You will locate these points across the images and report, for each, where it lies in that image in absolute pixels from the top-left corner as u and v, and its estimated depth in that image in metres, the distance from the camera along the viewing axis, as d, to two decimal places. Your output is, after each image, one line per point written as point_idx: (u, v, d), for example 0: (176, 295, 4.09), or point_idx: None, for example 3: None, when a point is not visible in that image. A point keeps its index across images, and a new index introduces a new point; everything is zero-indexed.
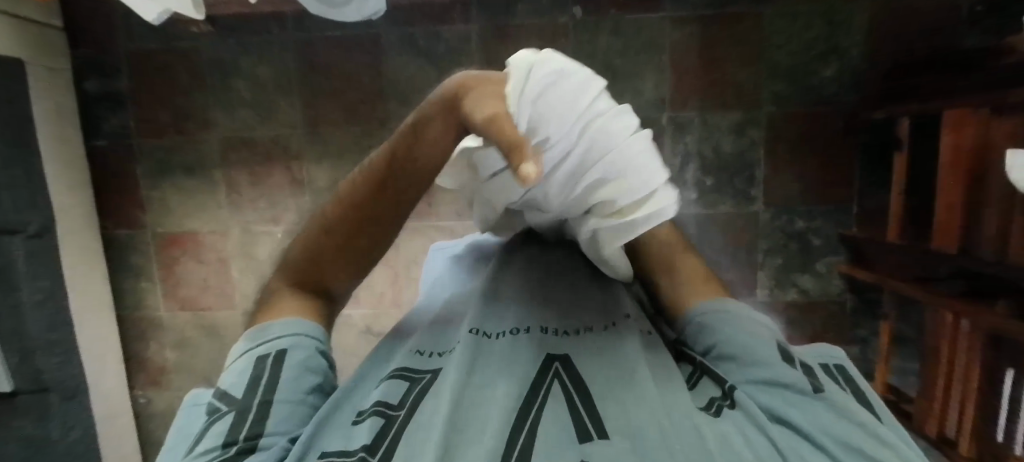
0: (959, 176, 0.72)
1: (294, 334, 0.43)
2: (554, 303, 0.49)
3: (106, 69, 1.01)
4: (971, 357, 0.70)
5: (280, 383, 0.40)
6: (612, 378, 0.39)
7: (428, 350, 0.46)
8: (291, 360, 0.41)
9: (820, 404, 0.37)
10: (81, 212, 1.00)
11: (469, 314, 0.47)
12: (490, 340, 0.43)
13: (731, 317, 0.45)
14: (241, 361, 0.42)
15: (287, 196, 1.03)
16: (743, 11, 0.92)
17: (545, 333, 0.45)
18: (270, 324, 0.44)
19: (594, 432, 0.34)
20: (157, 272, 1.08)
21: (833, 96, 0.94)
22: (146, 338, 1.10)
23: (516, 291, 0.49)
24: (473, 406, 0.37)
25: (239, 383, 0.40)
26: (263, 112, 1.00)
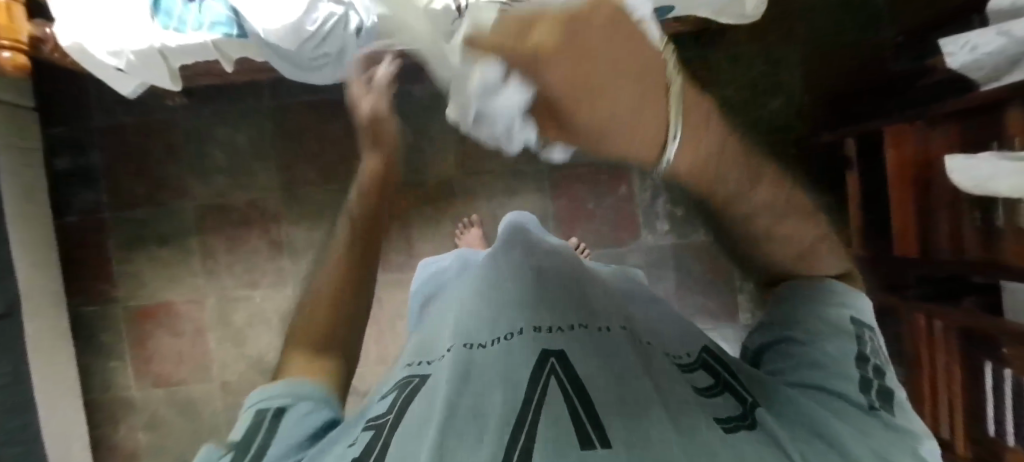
0: (907, 185, 0.78)
1: (298, 389, 0.39)
2: (544, 304, 0.46)
3: (78, 146, 1.00)
4: (950, 356, 0.73)
5: (277, 435, 0.36)
6: (611, 379, 0.35)
7: (420, 358, 0.45)
8: (293, 414, 0.37)
9: (875, 422, 0.32)
10: (49, 293, 0.95)
11: (458, 327, 0.46)
12: (482, 350, 0.41)
13: (820, 301, 0.40)
14: (244, 418, 0.38)
15: (264, 259, 1.01)
16: (692, 55, 1.01)
17: (537, 332, 0.41)
18: (276, 381, 0.41)
19: (596, 439, 0.29)
20: (129, 350, 1.02)
21: (783, 126, 1.01)
22: (115, 423, 1.02)
23: (509, 299, 0.47)
24: (466, 416, 0.32)
25: (239, 436, 0.36)
26: (239, 178, 1.01)
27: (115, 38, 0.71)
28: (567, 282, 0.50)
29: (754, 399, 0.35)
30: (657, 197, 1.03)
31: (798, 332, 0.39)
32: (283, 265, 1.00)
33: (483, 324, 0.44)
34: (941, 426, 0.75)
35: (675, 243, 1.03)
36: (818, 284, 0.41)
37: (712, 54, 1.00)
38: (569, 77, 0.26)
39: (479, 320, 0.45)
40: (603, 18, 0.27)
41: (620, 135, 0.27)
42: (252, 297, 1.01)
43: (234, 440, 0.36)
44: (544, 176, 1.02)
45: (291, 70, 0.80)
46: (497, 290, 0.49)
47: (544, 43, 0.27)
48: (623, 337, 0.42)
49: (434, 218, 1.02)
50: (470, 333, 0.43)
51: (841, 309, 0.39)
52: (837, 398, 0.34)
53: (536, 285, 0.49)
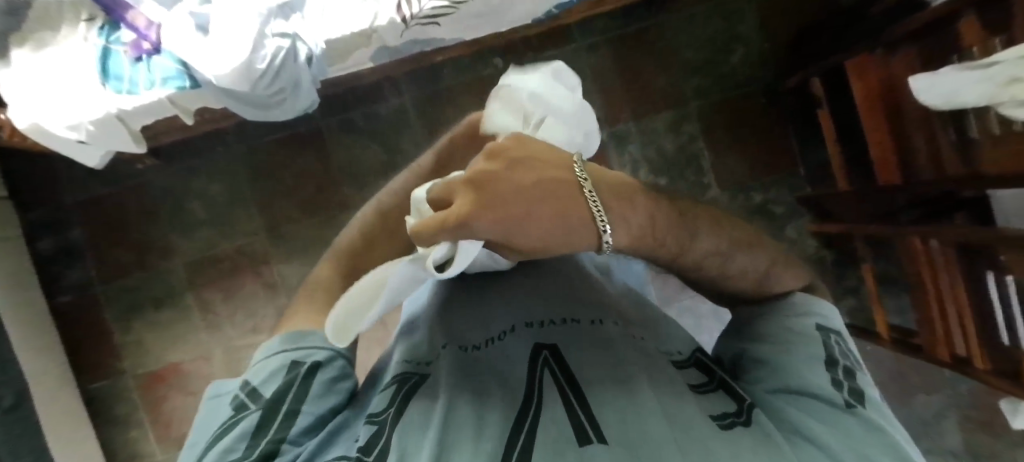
0: (876, 112, 0.76)
1: (334, 349, 0.38)
2: (539, 291, 0.45)
3: (57, 226, 1.00)
4: (953, 275, 0.73)
5: (309, 397, 0.34)
6: (609, 373, 0.35)
7: (418, 356, 0.42)
8: (324, 376, 0.36)
9: (849, 420, 0.31)
10: (56, 375, 0.95)
11: (439, 326, 0.44)
12: (477, 349, 0.40)
13: (786, 315, 0.40)
14: (273, 365, 0.36)
15: (263, 302, 1.01)
16: (645, 25, 1.00)
17: (530, 327, 0.41)
18: (311, 332, 0.39)
19: (593, 435, 0.29)
20: (146, 417, 1.02)
21: (748, 78, 1.01)
22: None
23: (500, 295, 0.45)
24: (463, 411, 0.33)
25: (271, 383, 0.35)
26: (222, 227, 1.00)
27: (70, 110, 0.71)
28: (556, 272, 0.48)
29: (732, 404, 0.33)
30: (638, 169, 1.02)
31: (765, 338, 0.39)
32: (281, 304, 1.00)
33: (474, 319, 0.43)
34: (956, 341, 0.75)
35: None
36: (788, 302, 0.41)
37: (666, 20, 1.00)
38: (494, 230, 0.26)
39: (472, 319, 0.43)
40: (510, 168, 0.28)
41: (556, 239, 0.29)
42: (257, 342, 1.01)
43: (260, 395, 0.34)
44: None
45: (253, 112, 0.78)
46: (483, 286, 0.46)
47: (437, 202, 0.27)
48: (620, 330, 0.41)
49: None
50: (460, 331, 0.43)
51: (806, 319, 0.39)
52: (813, 395, 0.33)
53: (534, 271, 0.47)
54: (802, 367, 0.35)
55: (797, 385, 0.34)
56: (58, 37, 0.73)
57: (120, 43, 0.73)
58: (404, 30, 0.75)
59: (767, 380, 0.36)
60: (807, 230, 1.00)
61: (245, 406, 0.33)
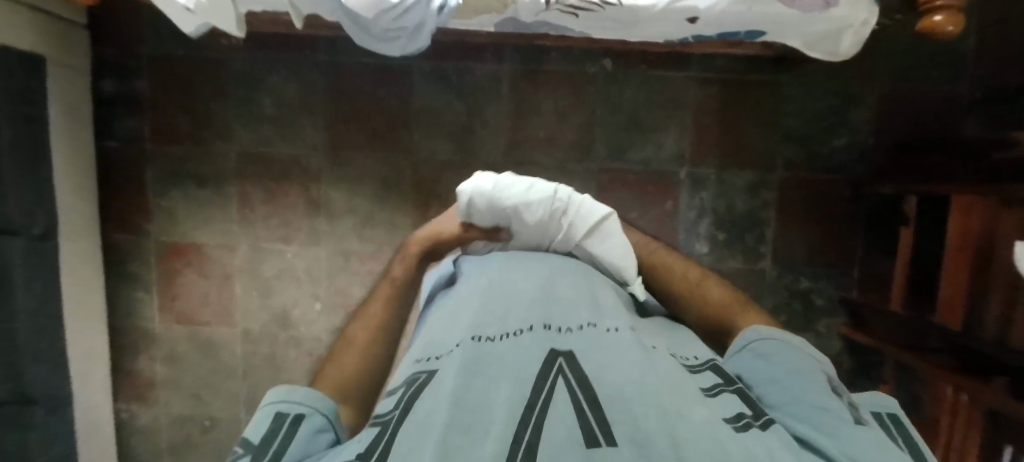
0: (964, 257, 0.76)
1: (315, 403, 0.40)
2: (555, 307, 0.47)
3: (124, 71, 0.97)
4: (972, 432, 0.73)
5: (293, 443, 0.36)
6: (620, 374, 0.35)
7: (429, 354, 0.43)
8: (309, 426, 0.38)
9: (856, 429, 0.34)
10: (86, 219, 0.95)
11: (463, 323, 0.45)
12: (490, 343, 0.41)
13: (783, 343, 0.43)
14: (262, 419, 0.38)
15: (300, 216, 1.01)
16: (763, 78, 0.97)
17: (547, 330, 0.42)
18: (293, 389, 0.41)
19: (603, 439, 0.28)
20: (156, 283, 1.03)
21: (840, 166, 0.99)
22: (134, 351, 1.04)
23: (525, 300, 0.48)
24: (469, 409, 0.32)
25: (256, 436, 0.36)
26: (284, 130, 0.99)
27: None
28: (584, 297, 0.50)
29: (745, 413, 0.35)
30: (701, 218, 1.01)
31: (771, 366, 0.41)
32: (319, 225, 1.01)
33: (494, 318, 0.45)
34: None
35: (710, 266, 1.02)
36: (791, 342, 0.43)
37: (784, 80, 0.97)
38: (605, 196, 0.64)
39: (493, 317, 0.45)
40: None
41: None
42: (284, 252, 1.02)
43: (246, 443, 0.36)
44: (592, 175, 1.00)
45: (367, 41, 0.76)
46: (510, 295, 0.49)
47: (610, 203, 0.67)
48: (627, 337, 0.42)
49: None
50: (473, 326, 0.44)
51: (803, 351, 0.42)
52: (824, 409, 0.35)
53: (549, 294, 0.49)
54: (808, 392, 0.37)
55: (811, 403, 0.36)
56: None
57: None
58: (542, 11, 0.72)
59: (781, 400, 0.37)
60: (837, 332, 1.01)
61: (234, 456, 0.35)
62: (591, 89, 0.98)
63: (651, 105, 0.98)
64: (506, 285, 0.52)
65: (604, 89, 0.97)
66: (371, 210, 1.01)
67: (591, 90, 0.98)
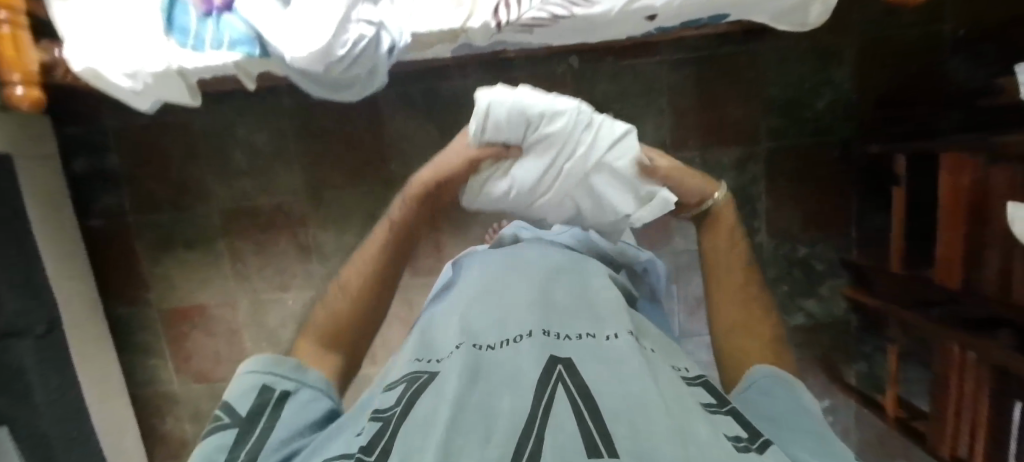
0: (958, 215, 0.75)
1: (302, 377, 0.44)
2: (556, 314, 0.49)
3: (92, 148, 0.97)
4: (977, 387, 0.73)
5: (280, 417, 0.39)
6: (618, 386, 0.35)
7: (427, 360, 0.45)
8: (296, 400, 0.41)
9: None
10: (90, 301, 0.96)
11: (466, 333, 0.47)
12: (492, 352, 0.42)
13: (794, 388, 0.43)
14: (252, 389, 0.42)
15: (293, 263, 1.01)
16: (736, 50, 0.94)
17: (547, 336, 0.44)
18: (283, 359, 0.45)
19: (604, 449, 0.27)
20: (167, 348, 1.05)
21: (826, 127, 0.97)
22: (159, 417, 1.07)
23: (525, 313, 0.49)
24: (472, 411, 0.32)
25: (246, 402, 0.40)
26: (261, 181, 0.98)
27: (126, 53, 0.67)
28: (583, 307, 0.51)
29: (748, 429, 0.34)
30: None
31: (780, 407, 0.41)
32: (314, 269, 1.01)
33: (494, 332, 0.46)
34: (962, 444, 0.77)
35: None
36: (793, 385, 0.43)
37: (758, 50, 0.94)
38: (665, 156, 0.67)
39: (494, 328, 0.47)
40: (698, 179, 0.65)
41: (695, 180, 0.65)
42: (285, 299, 1.03)
43: (236, 411, 0.39)
44: None
45: (321, 90, 0.72)
46: (511, 306, 0.51)
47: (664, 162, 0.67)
48: (628, 342, 0.43)
49: (464, 220, 1.01)
50: (479, 336, 0.46)
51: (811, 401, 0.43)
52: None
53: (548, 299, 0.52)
54: (836, 445, 0.36)
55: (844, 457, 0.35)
56: None
57: None
58: (495, 34, 0.69)
59: (803, 448, 0.36)
60: (841, 293, 1.01)
61: (223, 423, 0.38)
62: (562, 90, 0.95)
63: (625, 96, 0.96)
64: (507, 293, 0.54)
65: (575, 88, 0.95)
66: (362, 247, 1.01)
67: (562, 91, 0.95)
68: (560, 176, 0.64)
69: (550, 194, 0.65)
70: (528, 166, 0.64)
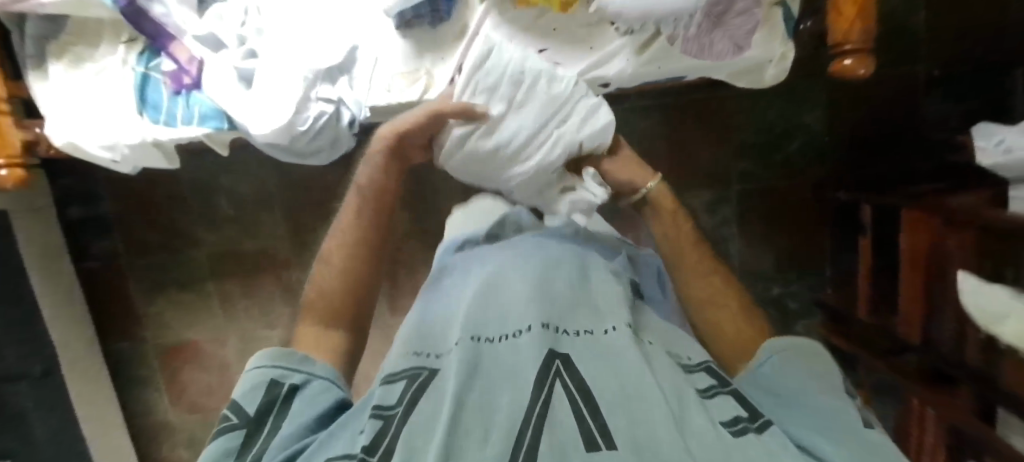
0: (917, 270, 0.75)
1: (307, 372, 0.48)
2: (554, 299, 0.50)
3: (86, 197, 1.01)
4: (940, 443, 0.73)
5: (290, 411, 0.43)
6: (615, 381, 0.38)
7: (426, 351, 0.48)
8: (303, 393, 0.45)
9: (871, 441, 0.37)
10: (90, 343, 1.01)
11: (463, 319, 0.48)
12: (491, 345, 0.44)
13: (798, 358, 0.46)
14: (255, 385, 0.45)
15: (279, 303, 1.05)
16: (704, 96, 0.95)
17: (546, 328, 0.45)
18: (289, 353, 0.49)
19: (602, 444, 0.32)
20: (163, 382, 1.10)
21: (796, 170, 0.97)
22: (157, 446, 1.12)
23: (522, 301, 0.50)
24: (473, 411, 0.36)
25: (253, 399, 0.44)
26: (247, 226, 1.02)
27: (104, 129, 0.71)
28: (579, 295, 0.52)
29: (738, 411, 0.39)
30: None
31: (782, 378, 0.45)
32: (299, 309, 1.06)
33: (494, 321, 0.47)
34: None
35: None
36: (802, 357, 0.46)
37: (731, 93, 0.95)
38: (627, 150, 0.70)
39: (494, 316, 0.48)
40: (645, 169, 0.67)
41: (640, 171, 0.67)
42: (272, 337, 1.07)
43: (246, 409, 0.43)
44: None
45: (287, 157, 0.75)
46: (508, 292, 0.52)
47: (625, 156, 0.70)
48: (623, 335, 0.45)
49: None
50: (477, 326, 0.46)
51: (822, 366, 0.46)
52: (840, 422, 0.39)
53: (545, 281, 0.52)
54: (822, 406, 0.40)
55: (822, 417, 0.39)
56: (97, 55, 0.70)
57: (159, 71, 0.70)
58: None
59: (795, 423, 0.40)
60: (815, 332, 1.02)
61: (234, 423, 0.42)
62: None
63: None
64: (505, 277, 0.54)
65: None
66: None
67: None
68: (550, 140, 0.62)
69: (537, 154, 0.63)
70: (513, 121, 0.62)
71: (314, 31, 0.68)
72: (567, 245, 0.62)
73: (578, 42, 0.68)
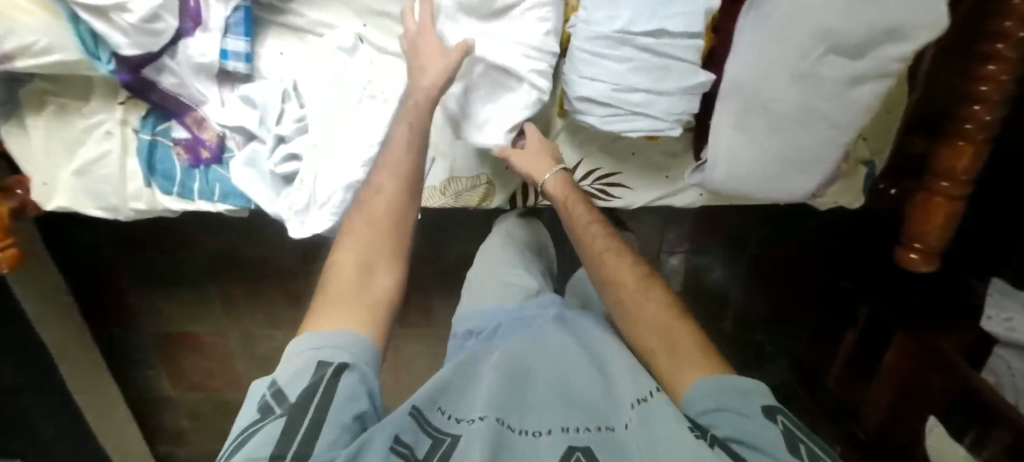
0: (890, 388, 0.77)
1: (355, 347, 0.39)
2: (581, 378, 0.44)
3: None
4: None
5: (332, 406, 0.36)
6: None
7: (455, 416, 0.40)
8: (350, 377, 0.38)
9: None
10: (87, 338, 0.97)
11: (485, 392, 0.41)
12: (512, 434, 0.38)
13: (729, 396, 0.37)
14: (302, 359, 0.39)
15: (284, 307, 1.03)
16: None
17: (568, 427, 0.38)
18: (334, 329, 0.40)
19: None
20: (160, 362, 1.10)
21: (807, 240, 0.96)
22: (159, 413, 1.16)
23: (549, 389, 0.42)
24: None
25: (296, 384, 0.37)
26: (249, 235, 0.95)
27: (108, 192, 0.61)
28: (601, 368, 0.45)
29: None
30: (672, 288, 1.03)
31: (727, 422, 0.35)
32: (305, 314, 1.04)
33: (518, 403, 0.41)
34: None
35: None
36: (735, 392, 0.37)
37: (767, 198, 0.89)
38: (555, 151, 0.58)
39: (518, 399, 0.41)
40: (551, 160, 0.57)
41: (540, 160, 0.56)
42: (275, 335, 1.07)
43: (290, 387, 0.37)
44: None
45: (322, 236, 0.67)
46: (536, 369, 0.45)
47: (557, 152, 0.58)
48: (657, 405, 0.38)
49: None
50: (502, 403, 0.40)
51: (757, 404, 0.36)
52: None
53: (573, 368, 0.45)
54: None
55: None
56: (85, 108, 0.58)
57: (168, 136, 0.59)
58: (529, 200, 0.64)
59: None
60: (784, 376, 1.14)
61: (266, 408, 0.36)
62: None
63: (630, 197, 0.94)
64: (535, 350, 0.47)
65: None
66: None
67: None
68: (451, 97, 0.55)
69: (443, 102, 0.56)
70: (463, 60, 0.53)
71: (361, 99, 0.57)
72: (581, 320, 0.53)
73: (655, 168, 0.62)
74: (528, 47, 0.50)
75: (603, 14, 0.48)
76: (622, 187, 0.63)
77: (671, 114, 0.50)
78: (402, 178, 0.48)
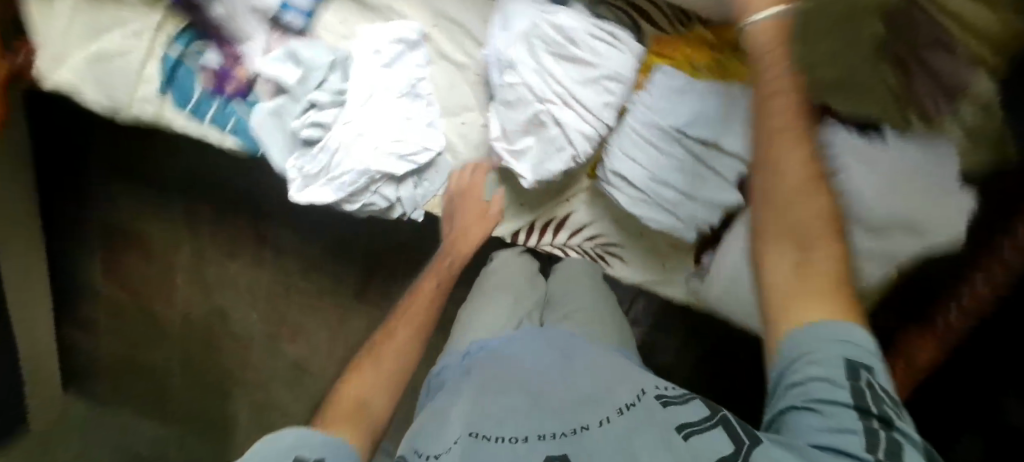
0: None
1: (335, 446, 0.37)
2: (555, 390, 0.38)
3: None
4: None
5: None
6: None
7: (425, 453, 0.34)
8: None
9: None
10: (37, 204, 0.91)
11: (461, 416, 0.36)
12: (491, 445, 0.32)
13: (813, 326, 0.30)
14: (276, 445, 0.35)
15: (247, 246, 0.98)
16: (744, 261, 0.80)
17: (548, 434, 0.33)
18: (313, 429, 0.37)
19: None
20: (100, 251, 1.04)
21: None
22: (80, 304, 1.09)
23: (523, 400, 0.37)
24: None
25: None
26: (238, 163, 0.92)
27: (115, 86, 0.57)
28: (572, 374, 0.40)
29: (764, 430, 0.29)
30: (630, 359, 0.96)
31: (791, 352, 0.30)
32: (265, 261, 0.97)
33: (492, 414, 0.36)
34: None
35: None
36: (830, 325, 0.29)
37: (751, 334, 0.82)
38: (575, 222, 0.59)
39: (489, 411, 0.36)
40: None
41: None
42: (227, 269, 1.00)
43: None
44: None
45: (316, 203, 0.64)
46: (509, 380, 0.40)
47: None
48: (645, 411, 0.33)
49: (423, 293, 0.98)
50: (477, 422, 0.35)
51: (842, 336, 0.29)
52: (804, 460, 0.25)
53: (546, 378, 0.40)
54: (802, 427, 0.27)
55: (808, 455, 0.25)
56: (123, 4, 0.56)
57: (199, 57, 0.57)
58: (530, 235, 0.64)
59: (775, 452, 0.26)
60: None
61: None
62: None
63: None
64: (504, 364, 0.43)
65: None
66: (315, 264, 0.96)
67: None
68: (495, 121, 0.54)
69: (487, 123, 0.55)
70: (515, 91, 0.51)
71: (407, 90, 0.56)
72: (554, 336, 0.48)
73: (654, 253, 0.62)
74: (588, 110, 0.50)
75: (664, 107, 0.49)
76: (616, 257, 0.63)
77: (693, 219, 0.52)
78: (429, 304, 0.55)
